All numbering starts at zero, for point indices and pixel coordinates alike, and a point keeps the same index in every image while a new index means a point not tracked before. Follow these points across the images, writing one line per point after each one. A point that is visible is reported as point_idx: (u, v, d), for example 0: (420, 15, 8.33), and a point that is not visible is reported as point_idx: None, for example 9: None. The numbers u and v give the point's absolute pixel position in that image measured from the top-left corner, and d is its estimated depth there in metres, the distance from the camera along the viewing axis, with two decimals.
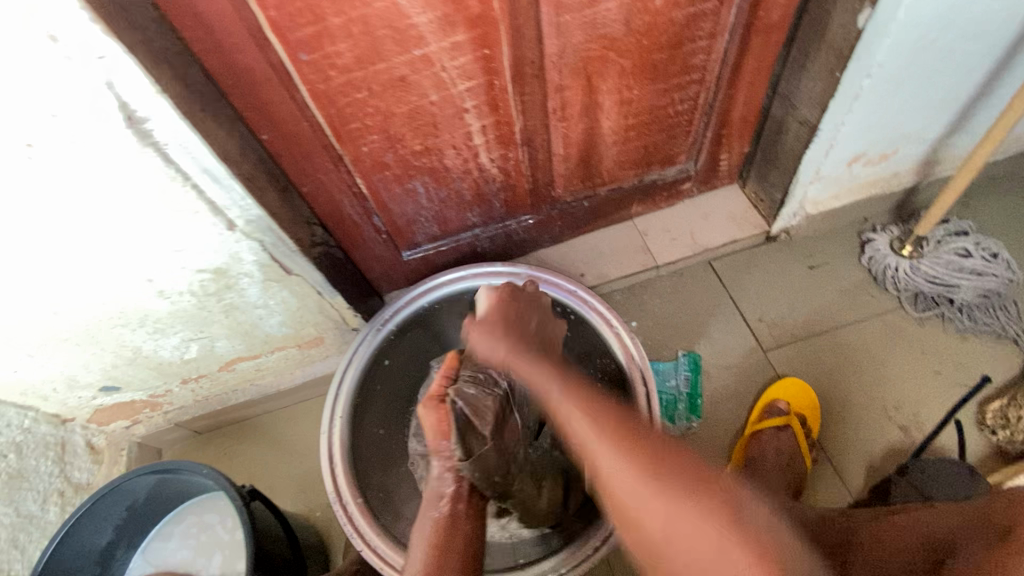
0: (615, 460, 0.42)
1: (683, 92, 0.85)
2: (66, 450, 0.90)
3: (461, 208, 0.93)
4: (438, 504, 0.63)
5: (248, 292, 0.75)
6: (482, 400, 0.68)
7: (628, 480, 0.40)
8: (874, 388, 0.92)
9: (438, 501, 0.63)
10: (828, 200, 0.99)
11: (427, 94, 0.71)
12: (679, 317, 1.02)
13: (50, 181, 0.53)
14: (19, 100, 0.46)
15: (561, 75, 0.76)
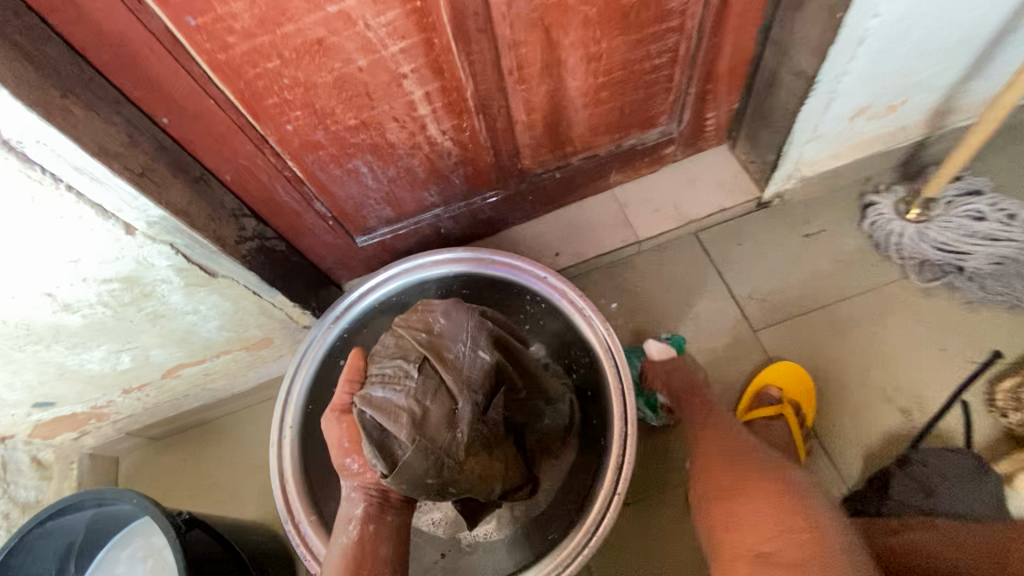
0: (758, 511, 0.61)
1: (661, 44, 0.74)
2: (8, 468, 0.81)
3: (416, 187, 0.83)
4: (347, 529, 0.58)
5: (171, 298, 0.67)
6: (393, 401, 0.59)
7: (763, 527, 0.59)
8: (874, 369, 0.84)
9: (347, 525, 0.58)
10: (826, 160, 0.89)
11: (353, 59, 0.60)
12: (663, 296, 0.94)
13: None
14: None
15: (515, 29, 0.65)
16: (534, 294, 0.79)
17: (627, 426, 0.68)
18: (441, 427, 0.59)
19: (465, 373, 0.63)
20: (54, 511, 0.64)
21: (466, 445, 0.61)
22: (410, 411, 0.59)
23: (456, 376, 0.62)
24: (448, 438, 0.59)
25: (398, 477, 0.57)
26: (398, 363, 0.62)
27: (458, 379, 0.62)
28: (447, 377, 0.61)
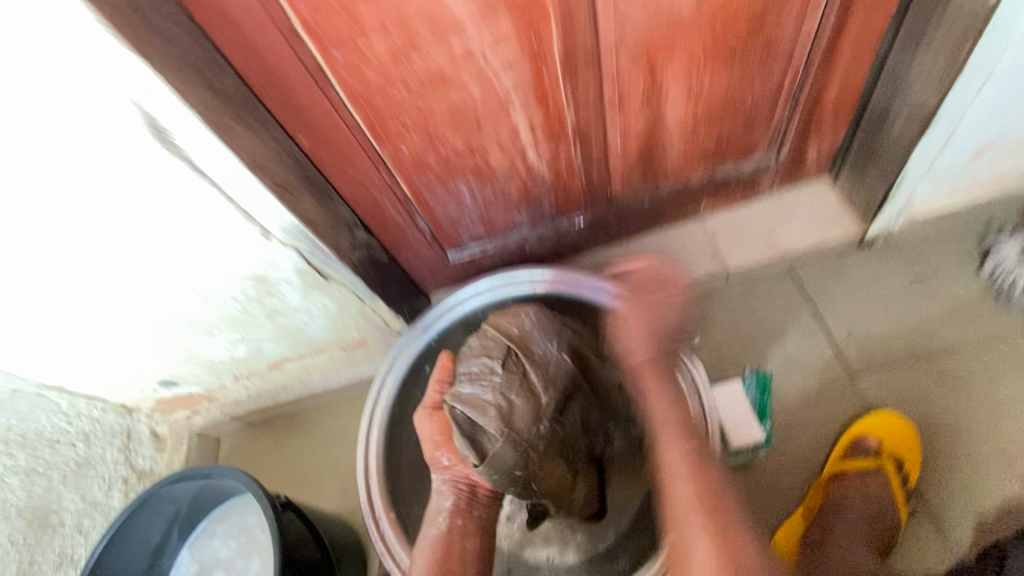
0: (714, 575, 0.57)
1: (764, 76, 0.74)
2: (132, 438, 0.92)
3: (509, 208, 0.87)
4: (436, 520, 0.64)
5: (289, 298, 0.74)
6: (480, 396, 0.67)
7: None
8: (991, 429, 0.77)
9: (437, 518, 0.64)
10: (940, 199, 0.84)
11: (468, 89, 0.65)
12: (750, 330, 0.91)
13: (101, 189, 0.53)
14: (61, 114, 0.46)
15: (620, 62, 0.67)
16: None
17: (709, 459, 0.68)
18: (525, 419, 0.66)
19: (547, 371, 0.70)
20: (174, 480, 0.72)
21: (546, 438, 0.67)
22: (497, 405, 0.66)
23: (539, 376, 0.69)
24: (529, 436, 0.65)
25: (489, 468, 0.64)
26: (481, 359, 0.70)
27: (540, 377, 0.69)
28: (531, 373, 0.69)
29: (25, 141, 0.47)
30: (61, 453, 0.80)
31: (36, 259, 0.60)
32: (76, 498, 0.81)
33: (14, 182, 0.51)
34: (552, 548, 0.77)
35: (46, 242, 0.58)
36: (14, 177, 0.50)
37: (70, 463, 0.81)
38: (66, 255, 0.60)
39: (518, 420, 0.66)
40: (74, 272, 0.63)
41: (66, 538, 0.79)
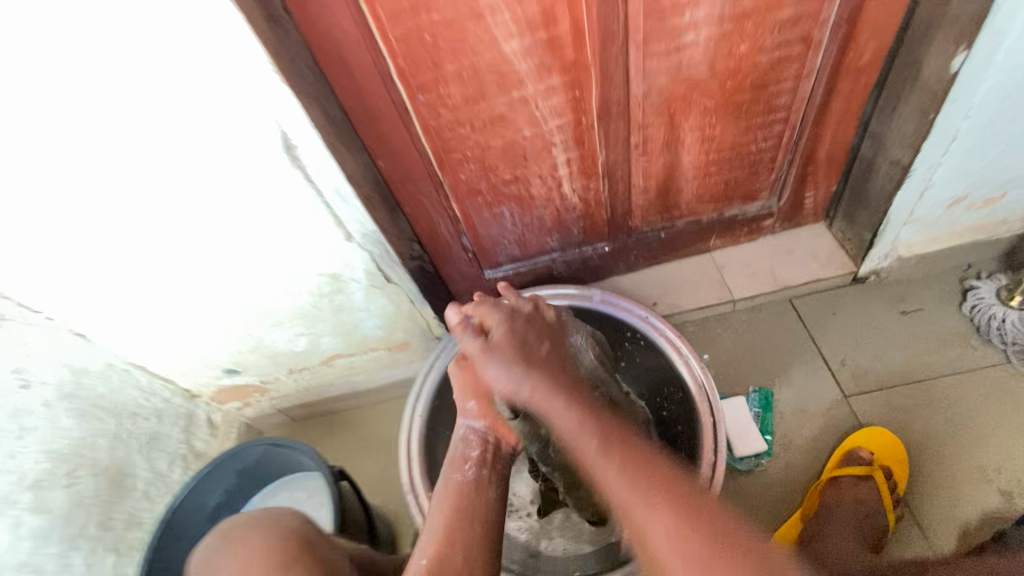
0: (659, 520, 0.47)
1: (767, 131, 0.88)
2: (192, 421, 1.02)
3: (542, 233, 1.00)
4: (464, 467, 0.61)
5: (355, 296, 0.86)
6: None
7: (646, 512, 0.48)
8: (973, 448, 0.85)
9: (463, 466, 0.61)
10: (923, 243, 0.95)
11: (520, 129, 0.80)
12: (753, 353, 1.01)
13: (233, 188, 0.67)
14: (220, 126, 0.61)
15: (646, 113, 0.82)
16: (635, 332, 0.91)
17: (717, 458, 0.77)
18: None
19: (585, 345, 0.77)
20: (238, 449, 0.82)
21: None
22: None
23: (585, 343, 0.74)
24: (563, 387, 0.58)
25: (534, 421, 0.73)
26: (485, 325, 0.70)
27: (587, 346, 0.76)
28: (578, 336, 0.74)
29: (190, 146, 0.62)
30: (139, 424, 0.90)
31: (166, 244, 0.73)
32: (148, 466, 0.91)
33: (170, 178, 0.65)
34: (568, 540, 0.83)
35: (178, 228, 0.71)
36: (172, 175, 0.65)
37: (145, 434, 0.91)
38: (188, 242, 0.74)
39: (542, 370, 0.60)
40: (190, 257, 0.76)
41: (138, 500, 0.87)
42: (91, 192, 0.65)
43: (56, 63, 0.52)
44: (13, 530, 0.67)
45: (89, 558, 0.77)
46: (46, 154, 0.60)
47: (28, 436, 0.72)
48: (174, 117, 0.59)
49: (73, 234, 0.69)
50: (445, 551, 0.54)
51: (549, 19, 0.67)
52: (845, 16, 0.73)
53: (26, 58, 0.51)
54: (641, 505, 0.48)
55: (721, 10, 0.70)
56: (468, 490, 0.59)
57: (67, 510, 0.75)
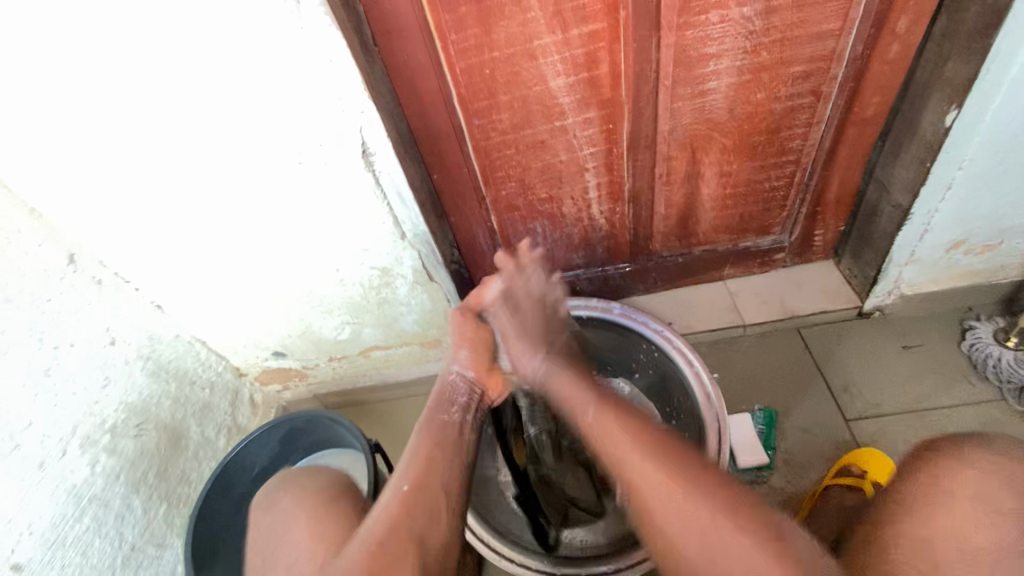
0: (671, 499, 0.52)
1: (780, 170, 0.97)
2: (238, 397, 1.12)
3: (569, 250, 1.09)
4: (450, 409, 0.71)
5: (399, 291, 0.96)
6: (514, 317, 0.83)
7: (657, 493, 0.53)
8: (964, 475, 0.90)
9: (450, 408, 0.71)
10: (925, 282, 1.02)
11: (559, 154, 0.91)
12: (760, 375, 1.08)
13: (312, 185, 0.79)
14: (313, 132, 0.73)
15: (670, 147, 0.92)
16: (650, 343, 0.98)
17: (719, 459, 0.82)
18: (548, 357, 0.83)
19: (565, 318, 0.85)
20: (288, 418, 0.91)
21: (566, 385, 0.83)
22: None
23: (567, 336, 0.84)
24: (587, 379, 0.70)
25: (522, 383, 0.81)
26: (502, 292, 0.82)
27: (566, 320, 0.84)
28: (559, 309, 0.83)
29: (286, 147, 0.74)
30: (197, 392, 1.00)
31: (245, 229, 0.85)
32: (199, 430, 1.00)
33: (262, 172, 0.77)
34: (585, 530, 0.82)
35: (259, 216, 0.83)
36: (264, 170, 0.77)
37: (199, 402, 1.01)
38: (264, 229, 0.85)
39: (553, 356, 0.76)
40: (263, 243, 0.87)
41: (190, 459, 0.96)
42: (195, 178, 0.77)
43: (195, 70, 0.66)
44: (90, 466, 0.77)
45: (147, 503, 0.85)
46: (168, 142, 0.73)
47: (110, 386, 0.83)
48: (274, 121, 0.71)
49: (173, 214, 0.82)
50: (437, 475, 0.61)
51: (591, 61, 0.78)
52: (851, 74, 0.83)
53: (175, 64, 0.65)
54: (652, 477, 0.53)
55: (741, 62, 0.80)
56: (447, 429, 0.68)
57: (133, 456, 0.85)
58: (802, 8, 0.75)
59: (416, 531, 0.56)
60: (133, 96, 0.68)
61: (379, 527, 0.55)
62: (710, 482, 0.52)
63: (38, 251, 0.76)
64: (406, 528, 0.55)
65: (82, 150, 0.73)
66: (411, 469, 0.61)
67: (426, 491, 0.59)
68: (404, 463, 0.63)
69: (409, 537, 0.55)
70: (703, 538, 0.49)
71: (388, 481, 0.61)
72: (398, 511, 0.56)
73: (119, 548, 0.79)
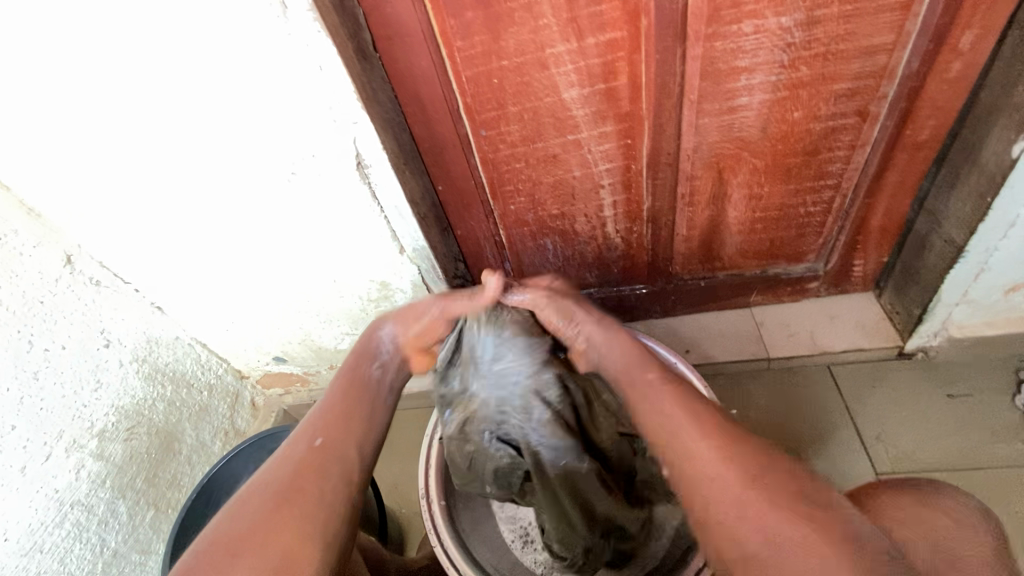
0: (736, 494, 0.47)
1: (817, 195, 0.88)
2: (238, 400, 1.11)
3: (582, 268, 1.03)
4: (372, 366, 0.66)
5: (399, 304, 0.92)
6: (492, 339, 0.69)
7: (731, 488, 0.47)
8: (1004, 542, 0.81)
9: (373, 364, 0.66)
10: (977, 325, 0.92)
11: (572, 169, 0.85)
12: (782, 415, 1.00)
13: (306, 195, 0.75)
14: (303, 142, 0.69)
15: (694, 167, 0.85)
16: None
17: None
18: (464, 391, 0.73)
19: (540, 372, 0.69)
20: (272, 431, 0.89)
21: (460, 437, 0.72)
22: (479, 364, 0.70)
23: (518, 411, 0.69)
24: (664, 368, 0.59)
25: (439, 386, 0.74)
26: (545, 378, 0.69)
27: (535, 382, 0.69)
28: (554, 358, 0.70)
29: (277, 157, 0.71)
30: (194, 394, 0.99)
31: (240, 236, 0.82)
32: (194, 434, 0.99)
33: (253, 180, 0.74)
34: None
35: (254, 223, 0.80)
36: (257, 178, 0.74)
37: (197, 405, 1.00)
38: (259, 237, 0.82)
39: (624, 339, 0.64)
40: (259, 250, 0.84)
41: (181, 464, 0.95)
42: (189, 184, 0.75)
43: (184, 75, 0.63)
44: (75, 471, 0.76)
45: (132, 508, 0.85)
46: (161, 147, 0.71)
47: (102, 390, 0.82)
48: (267, 129, 0.68)
49: (170, 218, 0.80)
50: (348, 423, 0.60)
51: (609, 73, 0.72)
52: (904, 94, 0.74)
53: (165, 69, 0.62)
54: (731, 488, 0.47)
55: (776, 77, 0.73)
56: (370, 386, 0.65)
57: (122, 461, 0.84)
58: (851, 19, 0.66)
59: (325, 483, 0.54)
60: (127, 103, 0.66)
61: (279, 472, 0.54)
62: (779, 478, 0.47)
63: (35, 253, 0.76)
64: (310, 477, 0.54)
65: (83, 155, 0.72)
66: (324, 423, 0.59)
67: (337, 445, 0.57)
68: (318, 414, 0.61)
69: (313, 486, 0.54)
70: (780, 547, 0.44)
71: (300, 431, 0.59)
72: (300, 465, 0.55)
73: (100, 554, 0.79)
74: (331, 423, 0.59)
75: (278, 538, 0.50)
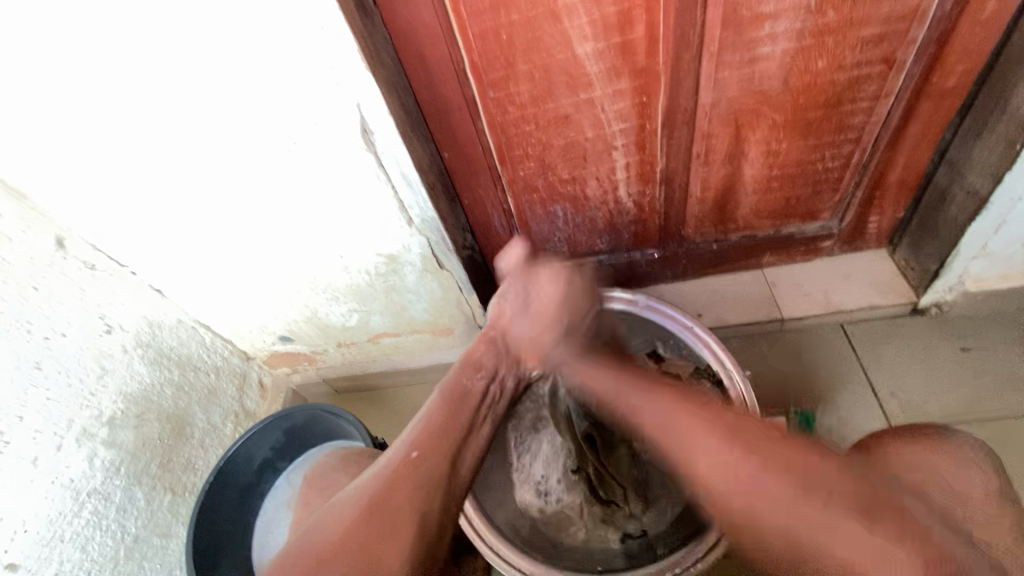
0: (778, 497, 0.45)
1: (836, 150, 0.86)
2: (245, 381, 1.09)
3: (592, 234, 1.00)
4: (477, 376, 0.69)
5: (408, 278, 0.89)
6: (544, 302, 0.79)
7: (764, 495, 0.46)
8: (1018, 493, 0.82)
9: (479, 373, 0.69)
10: (993, 279, 0.91)
11: (584, 131, 0.81)
12: (797, 375, 0.99)
13: (307, 167, 0.71)
14: (304, 109, 0.65)
15: (711, 125, 0.81)
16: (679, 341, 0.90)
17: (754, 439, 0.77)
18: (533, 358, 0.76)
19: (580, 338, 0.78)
20: (284, 412, 0.87)
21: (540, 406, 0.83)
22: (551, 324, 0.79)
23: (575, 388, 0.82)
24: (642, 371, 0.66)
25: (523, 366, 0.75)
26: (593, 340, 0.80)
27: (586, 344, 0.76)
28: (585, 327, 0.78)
29: (276, 126, 0.67)
30: (201, 377, 0.97)
31: (240, 212, 0.79)
32: (204, 417, 0.97)
33: (248, 151, 0.70)
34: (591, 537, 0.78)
35: (253, 197, 0.76)
36: (255, 148, 0.70)
37: (205, 388, 0.98)
38: (260, 212, 0.78)
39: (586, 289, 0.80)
40: (260, 226, 0.81)
41: (193, 448, 0.94)
42: (183, 159, 0.71)
43: (159, 26, 0.57)
44: (88, 460, 0.75)
45: (149, 494, 0.84)
46: (151, 120, 0.66)
47: (108, 376, 0.80)
48: (264, 98, 0.64)
49: (165, 196, 0.76)
50: (441, 435, 0.60)
51: (625, 24, 0.68)
52: (934, 38, 0.71)
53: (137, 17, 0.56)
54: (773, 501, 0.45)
55: (801, 24, 0.69)
56: (468, 396, 0.66)
57: (134, 448, 0.83)
58: None
59: (416, 500, 0.54)
60: (110, 70, 0.61)
61: (373, 487, 0.55)
62: (793, 454, 0.47)
63: (25, 237, 0.72)
64: (407, 483, 0.55)
65: (66, 131, 0.67)
66: (420, 435, 0.59)
67: (432, 454, 0.58)
68: (415, 427, 0.61)
69: (409, 493, 0.54)
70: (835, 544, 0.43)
71: (397, 441, 0.60)
72: (398, 473, 0.56)
73: (121, 541, 0.78)
74: (425, 434, 0.59)
75: (370, 538, 0.52)
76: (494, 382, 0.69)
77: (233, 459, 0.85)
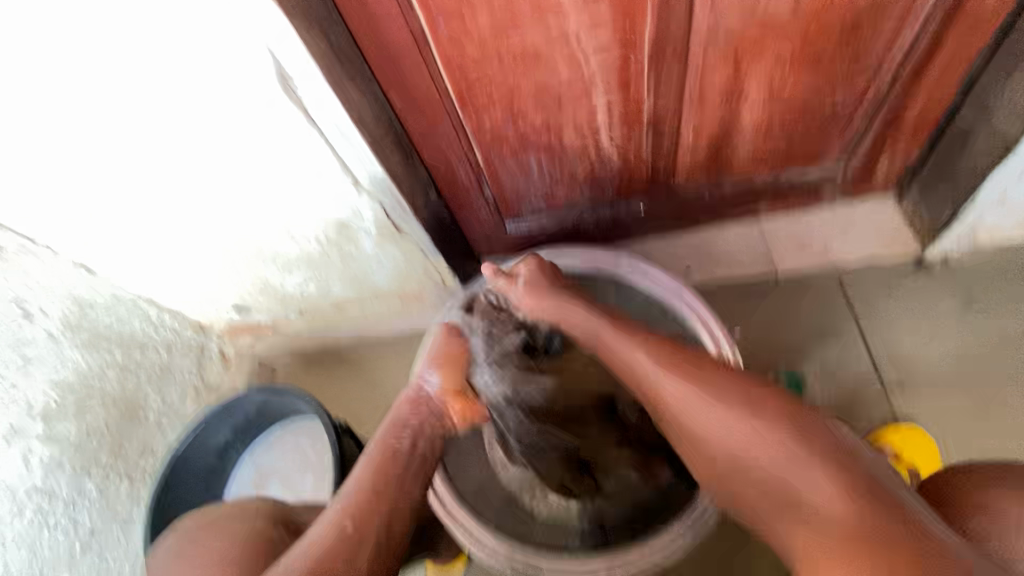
0: (714, 414, 0.50)
1: (848, 85, 0.74)
2: (204, 353, 1.02)
3: (571, 186, 0.90)
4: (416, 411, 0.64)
5: (363, 246, 0.80)
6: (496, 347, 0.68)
7: (716, 420, 0.49)
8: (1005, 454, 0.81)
9: (401, 433, 0.61)
10: (1006, 228, 0.85)
11: (557, 68, 0.68)
12: (789, 335, 0.94)
13: (223, 123, 0.60)
14: (201, 53, 0.52)
15: (706, 59, 0.69)
16: (662, 304, 0.83)
17: None
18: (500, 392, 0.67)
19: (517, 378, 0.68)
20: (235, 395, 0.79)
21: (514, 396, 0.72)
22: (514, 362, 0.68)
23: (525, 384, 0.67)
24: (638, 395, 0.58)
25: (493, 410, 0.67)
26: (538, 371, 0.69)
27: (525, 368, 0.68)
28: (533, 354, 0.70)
29: (172, 75, 0.54)
30: (149, 356, 0.90)
31: (155, 176, 0.67)
32: (157, 398, 0.91)
33: (147, 107, 0.58)
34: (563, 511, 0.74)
35: (167, 159, 0.65)
36: (154, 103, 0.57)
37: (155, 367, 0.91)
38: (180, 176, 0.67)
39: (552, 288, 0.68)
40: (184, 192, 0.70)
41: (148, 431, 0.89)
42: (32, 109, 0.56)
43: None
44: (23, 460, 0.69)
45: (101, 483, 0.80)
46: None
47: (33, 367, 0.72)
48: (143, 39, 0.50)
49: (35, 152, 0.62)
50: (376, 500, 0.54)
51: None
52: None
53: None
54: (710, 422, 0.50)
55: None
56: (396, 455, 0.59)
57: (78, 439, 0.77)
58: None
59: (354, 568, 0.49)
60: None
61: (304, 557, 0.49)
62: (758, 411, 0.48)
63: None
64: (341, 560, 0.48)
65: None
66: (356, 504, 0.53)
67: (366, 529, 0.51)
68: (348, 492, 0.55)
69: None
70: (772, 461, 0.46)
71: (330, 503, 0.55)
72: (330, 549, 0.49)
73: (75, 535, 0.75)
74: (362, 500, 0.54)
75: None
76: (417, 445, 0.61)
77: (184, 454, 0.78)
